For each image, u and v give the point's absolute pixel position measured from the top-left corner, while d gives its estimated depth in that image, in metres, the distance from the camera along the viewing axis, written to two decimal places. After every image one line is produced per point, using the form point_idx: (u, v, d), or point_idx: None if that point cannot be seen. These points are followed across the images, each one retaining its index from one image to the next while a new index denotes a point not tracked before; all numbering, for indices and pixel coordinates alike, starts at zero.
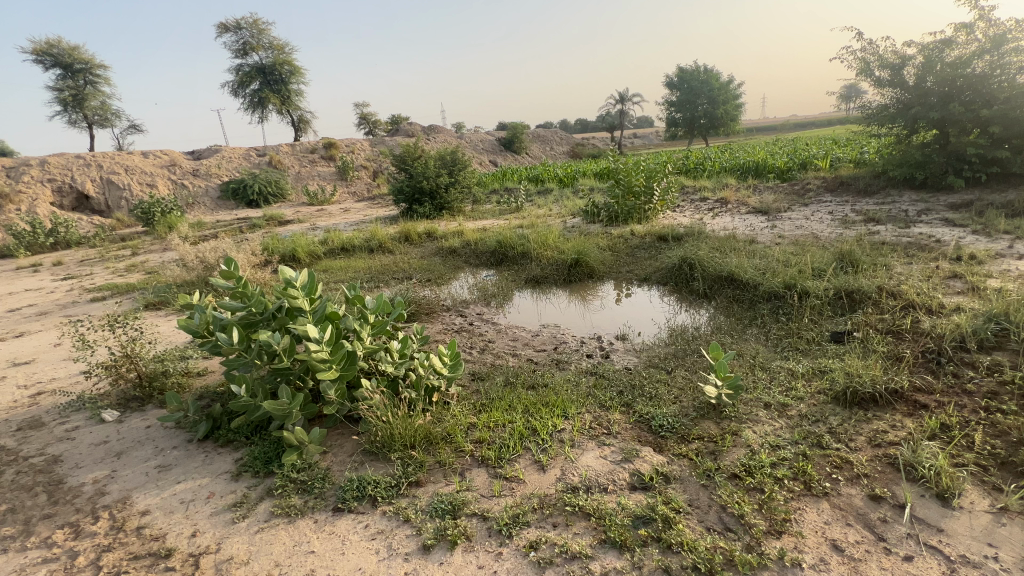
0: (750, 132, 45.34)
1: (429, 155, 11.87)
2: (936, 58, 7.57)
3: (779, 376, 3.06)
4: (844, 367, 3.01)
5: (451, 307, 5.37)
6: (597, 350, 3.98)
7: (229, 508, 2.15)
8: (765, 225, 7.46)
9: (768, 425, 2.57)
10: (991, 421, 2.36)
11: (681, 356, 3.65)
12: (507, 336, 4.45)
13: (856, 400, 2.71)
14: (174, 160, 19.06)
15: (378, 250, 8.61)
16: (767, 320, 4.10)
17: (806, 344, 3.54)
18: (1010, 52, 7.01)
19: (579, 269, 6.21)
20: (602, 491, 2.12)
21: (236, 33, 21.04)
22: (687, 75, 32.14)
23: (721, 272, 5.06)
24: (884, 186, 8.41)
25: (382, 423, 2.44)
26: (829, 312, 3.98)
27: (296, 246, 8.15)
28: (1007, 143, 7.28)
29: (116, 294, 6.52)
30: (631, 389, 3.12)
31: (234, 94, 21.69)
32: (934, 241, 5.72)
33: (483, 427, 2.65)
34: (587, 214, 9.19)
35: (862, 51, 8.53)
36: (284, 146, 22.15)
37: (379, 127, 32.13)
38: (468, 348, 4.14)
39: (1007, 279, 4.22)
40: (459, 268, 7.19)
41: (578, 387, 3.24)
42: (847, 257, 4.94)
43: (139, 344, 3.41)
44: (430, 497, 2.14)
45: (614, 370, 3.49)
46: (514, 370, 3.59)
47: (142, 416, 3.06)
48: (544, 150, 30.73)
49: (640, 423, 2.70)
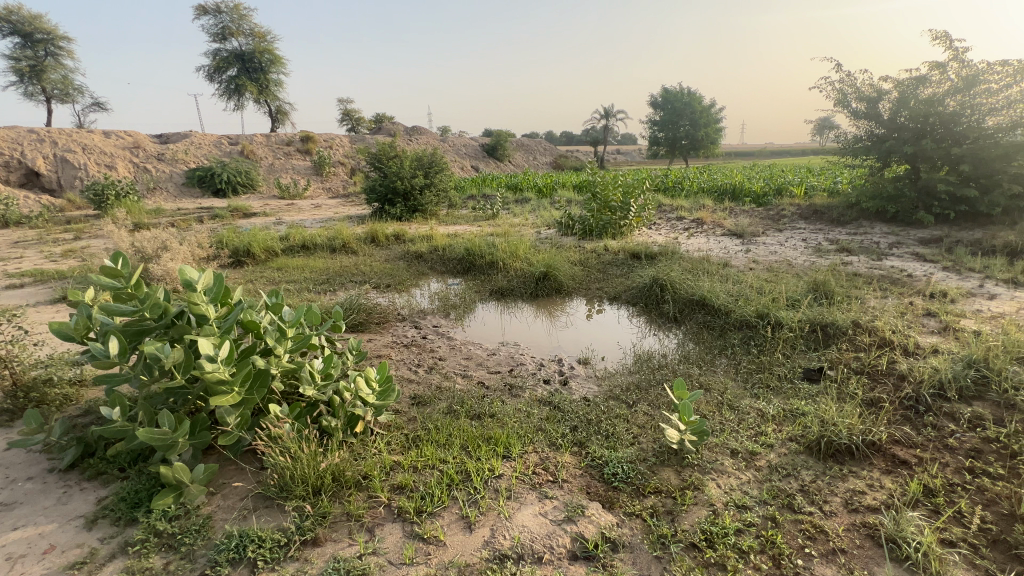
0: (727, 155, 46.61)
1: (405, 155, 11.46)
2: (910, 95, 7.66)
3: (747, 419, 2.79)
4: (818, 412, 2.75)
5: (406, 317, 4.97)
6: (556, 375, 3.64)
7: (67, 570, 1.70)
8: (739, 248, 7.35)
9: (734, 478, 2.28)
10: (978, 486, 2.11)
11: (645, 387, 3.33)
12: (460, 353, 4.07)
13: (831, 451, 2.44)
14: (138, 143, 18.17)
15: (341, 251, 8.12)
16: (738, 351, 3.84)
17: (776, 381, 3.29)
18: (981, 94, 7.12)
19: (547, 283, 5.88)
20: (535, 562, 1.76)
21: (216, 16, 20.33)
22: (671, 96, 32.89)
23: (692, 296, 4.82)
24: (856, 217, 8.44)
25: (284, 462, 2.05)
26: (802, 347, 3.73)
27: (253, 241, 7.62)
28: (975, 182, 7.36)
29: (39, 281, 5.90)
30: (586, 425, 2.79)
31: (208, 79, 20.84)
32: (906, 275, 5.66)
33: (409, 468, 2.28)
34: (562, 226, 8.95)
35: (840, 82, 8.59)
36: (258, 136, 21.37)
37: (362, 124, 31.67)
38: (414, 365, 3.75)
39: (979, 320, 4.10)
40: (423, 274, 6.80)
41: (527, 420, 2.89)
42: (821, 288, 4.77)
43: (21, 345, 2.89)
44: (326, 561, 1.76)
45: (570, 401, 3.15)
46: (460, 396, 3.20)
47: (5, 435, 2.55)
48: (526, 160, 30.71)
49: (591, 469, 2.37)
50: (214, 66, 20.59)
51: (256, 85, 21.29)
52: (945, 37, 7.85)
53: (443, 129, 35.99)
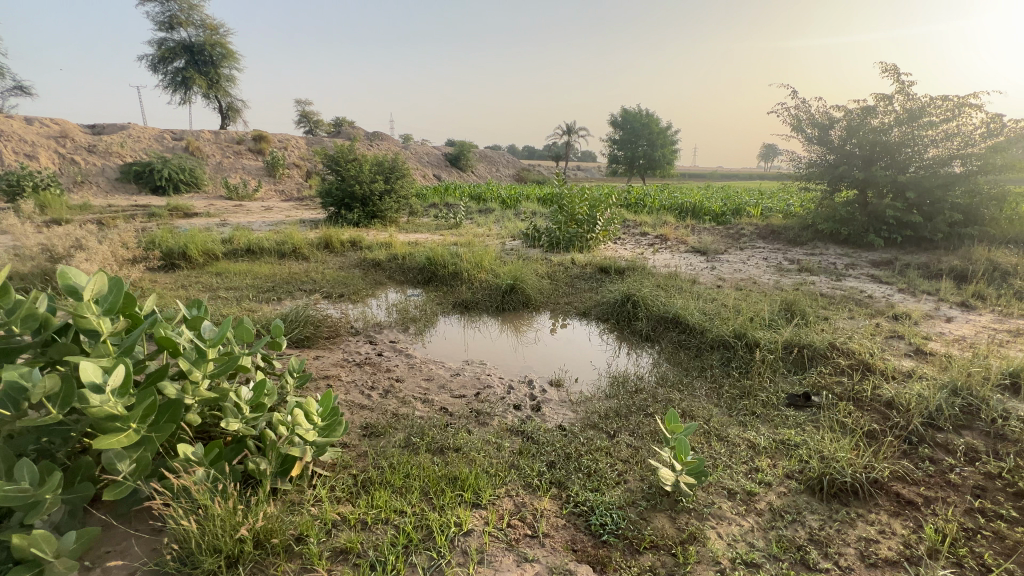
0: (683, 176, 48.43)
1: (365, 159, 10.93)
2: (858, 124, 7.98)
3: (739, 452, 2.55)
4: (814, 445, 2.54)
5: (360, 331, 4.49)
6: (527, 400, 3.29)
7: None
8: (705, 265, 7.33)
9: (736, 526, 2.01)
10: (995, 533, 1.93)
11: (625, 414, 3.04)
12: (420, 373, 3.65)
13: (834, 491, 2.22)
14: (66, 133, 16.67)
15: (291, 257, 7.49)
16: (717, 373, 3.63)
17: (762, 407, 3.08)
18: (924, 126, 7.49)
19: (514, 296, 5.55)
20: None
21: (162, 4, 19.06)
22: (631, 116, 33.87)
23: (666, 313, 4.62)
24: (811, 238, 8.66)
25: (193, 527, 1.59)
26: (783, 369, 3.56)
27: (190, 242, 6.89)
28: (919, 209, 7.70)
29: None
30: (565, 461, 2.46)
31: (151, 69, 19.45)
32: (867, 296, 5.73)
33: (356, 526, 1.86)
34: (528, 238, 8.70)
35: (795, 108, 8.87)
36: (206, 132, 20.06)
37: (322, 127, 30.63)
38: (367, 388, 3.29)
39: (945, 343, 4.10)
40: (381, 284, 6.32)
41: (498, 454, 2.52)
42: (793, 308, 4.68)
43: None
44: None
45: (545, 431, 2.80)
46: (421, 426, 2.78)
47: None
48: (489, 171, 30.60)
49: (575, 518, 2.04)
50: (159, 56, 19.23)
51: (205, 79, 20.05)
52: (893, 71, 8.28)
53: (406, 136, 35.29)
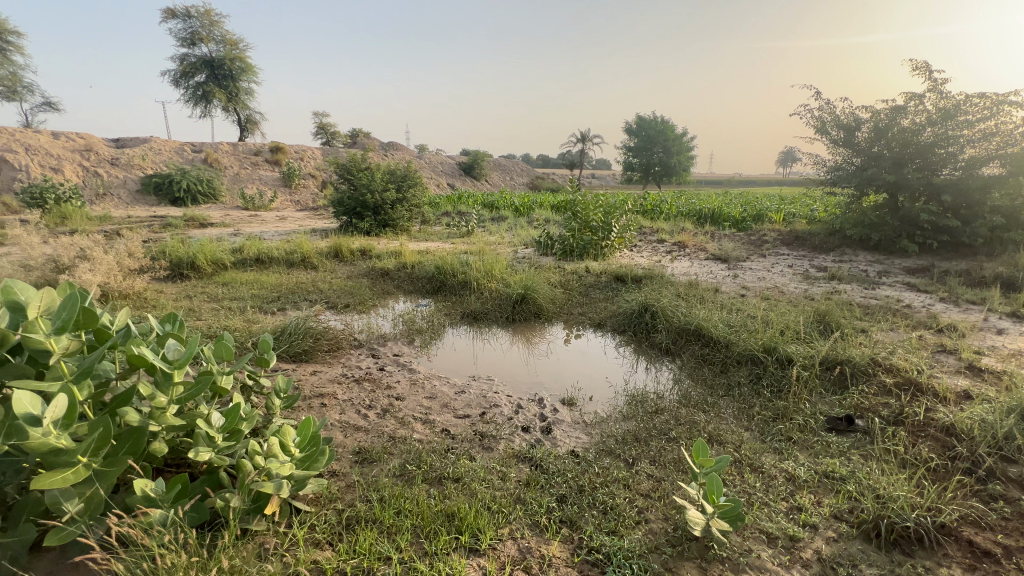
0: (699, 184, 47.72)
1: (377, 168, 10.85)
2: (888, 124, 7.56)
3: (776, 486, 2.23)
4: (864, 479, 2.22)
5: (362, 344, 4.28)
6: (537, 421, 3.01)
7: None
8: (726, 273, 6.97)
9: None
10: None
11: (645, 439, 2.74)
12: (423, 390, 3.41)
13: (894, 538, 1.90)
14: (91, 147, 17.10)
15: (299, 266, 7.36)
16: (746, 393, 3.30)
17: (800, 433, 2.75)
18: (960, 125, 7.05)
19: (525, 306, 5.28)
20: None
21: (185, 20, 19.52)
22: (646, 123, 33.56)
23: (687, 325, 4.30)
24: (839, 244, 8.23)
25: None
26: (821, 389, 3.22)
27: (198, 252, 6.81)
28: (956, 212, 7.24)
29: None
30: (578, 494, 2.17)
31: (173, 84, 19.89)
32: (904, 306, 5.32)
33: None
34: (541, 246, 8.43)
35: (819, 109, 8.49)
36: (224, 144, 20.39)
37: (338, 138, 30.93)
38: (365, 407, 3.06)
39: (1000, 358, 3.70)
40: (388, 293, 6.12)
41: (502, 485, 2.25)
42: (826, 319, 4.32)
43: None
44: None
45: (556, 457, 2.52)
46: (418, 451, 2.53)
47: None
48: (503, 180, 30.55)
49: (588, 568, 1.76)
50: (180, 71, 19.65)
51: (225, 92, 20.39)
52: (925, 68, 7.87)
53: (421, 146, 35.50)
